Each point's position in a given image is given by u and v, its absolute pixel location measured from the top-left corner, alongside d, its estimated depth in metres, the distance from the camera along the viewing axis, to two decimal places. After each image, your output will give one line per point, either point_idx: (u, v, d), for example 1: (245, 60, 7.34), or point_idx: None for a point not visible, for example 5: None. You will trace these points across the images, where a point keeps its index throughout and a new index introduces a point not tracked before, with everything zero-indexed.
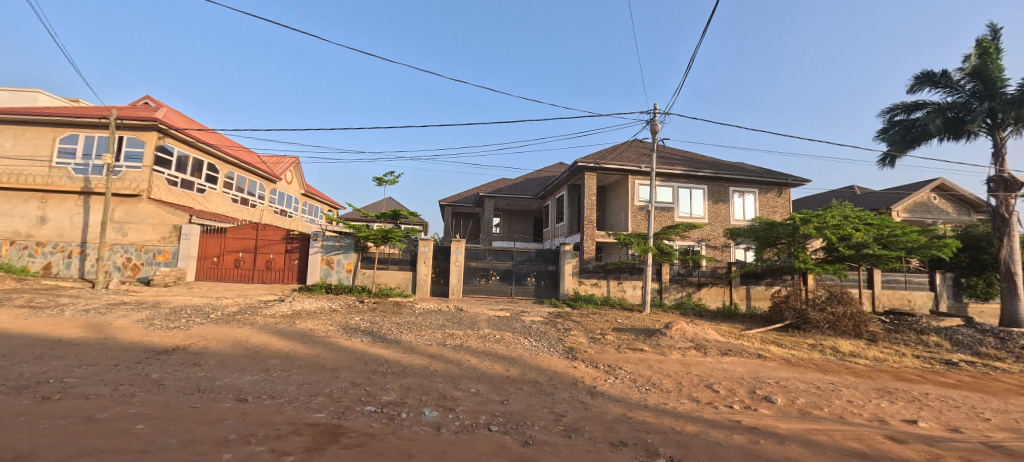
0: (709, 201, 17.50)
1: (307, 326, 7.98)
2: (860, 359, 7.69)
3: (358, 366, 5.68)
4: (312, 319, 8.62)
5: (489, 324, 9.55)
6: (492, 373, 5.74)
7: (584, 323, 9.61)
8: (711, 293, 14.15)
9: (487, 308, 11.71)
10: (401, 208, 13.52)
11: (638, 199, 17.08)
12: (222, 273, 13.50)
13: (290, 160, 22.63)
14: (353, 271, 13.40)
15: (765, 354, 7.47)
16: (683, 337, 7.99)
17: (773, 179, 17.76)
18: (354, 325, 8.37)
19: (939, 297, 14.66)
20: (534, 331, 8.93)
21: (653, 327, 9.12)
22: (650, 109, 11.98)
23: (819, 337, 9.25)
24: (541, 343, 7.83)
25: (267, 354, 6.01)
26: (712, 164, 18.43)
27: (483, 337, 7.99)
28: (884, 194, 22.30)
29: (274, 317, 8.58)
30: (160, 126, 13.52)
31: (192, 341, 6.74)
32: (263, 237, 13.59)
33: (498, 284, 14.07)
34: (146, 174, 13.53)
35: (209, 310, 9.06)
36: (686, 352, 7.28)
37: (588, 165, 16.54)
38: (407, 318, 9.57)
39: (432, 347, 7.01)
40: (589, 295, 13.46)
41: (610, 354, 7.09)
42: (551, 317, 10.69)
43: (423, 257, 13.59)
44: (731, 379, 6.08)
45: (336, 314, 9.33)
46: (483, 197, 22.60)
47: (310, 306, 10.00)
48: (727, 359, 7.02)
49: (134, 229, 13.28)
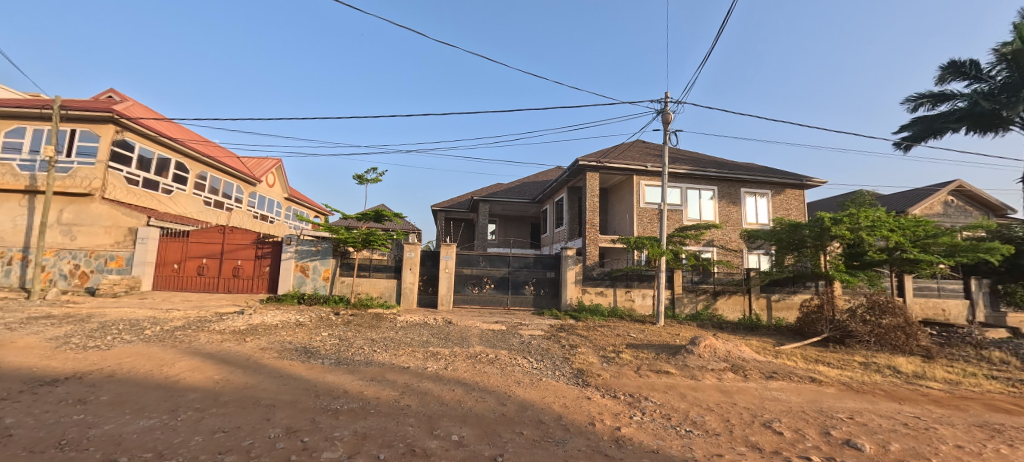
0: (719, 203, 16.30)
1: (258, 347, 6.52)
2: (931, 382, 6.37)
3: (305, 402, 4.27)
4: (268, 337, 7.17)
5: (481, 340, 8.14)
6: (482, 410, 4.35)
7: (592, 338, 8.23)
8: (729, 303, 12.85)
9: (481, 320, 10.34)
10: (384, 208, 12.03)
11: (644, 201, 15.85)
12: (184, 282, 12.06)
13: (272, 162, 21.29)
14: (330, 279, 11.97)
15: (818, 376, 6.12)
16: (715, 356, 6.64)
17: (787, 179, 16.62)
18: (318, 344, 6.94)
19: (975, 306, 13.46)
20: (534, 349, 7.54)
21: (674, 342, 7.75)
22: (662, 98, 10.79)
23: (867, 353, 7.95)
24: (544, 365, 6.45)
25: (185, 388, 4.55)
26: (721, 165, 17.26)
27: (473, 357, 6.61)
28: (899, 196, 21.22)
29: (223, 334, 7.13)
30: (118, 118, 12.18)
31: (99, 366, 5.26)
32: (231, 242, 12.18)
33: (493, 293, 12.70)
34: (100, 171, 12.11)
35: (148, 324, 7.59)
36: (723, 376, 5.91)
37: (590, 163, 15.30)
38: (385, 333, 8.14)
39: (408, 373, 5.61)
40: (594, 306, 12.07)
41: (630, 380, 5.71)
42: (553, 331, 9.30)
43: (409, 264, 12.20)
44: (792, 414, 4.71)
45: (301, 330, 7.91)
46: (478, 201, 21.29)
47: (271, 319, 8.53)
48: (775, 385, 5.66)
49: (84, 232, 11.84)
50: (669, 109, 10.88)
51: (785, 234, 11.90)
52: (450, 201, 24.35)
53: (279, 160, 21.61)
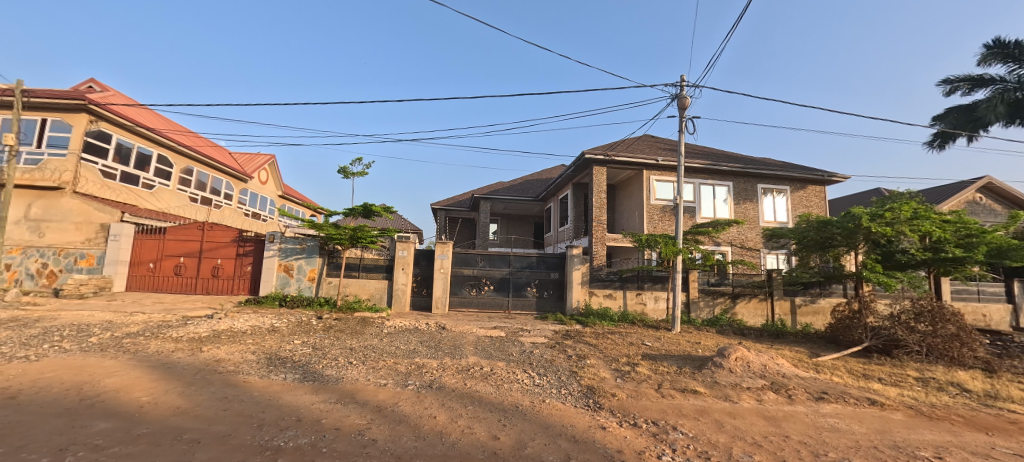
0: (735, 200, 15.27)
1: (214, 358, 5.60)
2: (1011, 404, 5.32)
3: (240, 438, 3.31)
4: (231, 344, 6.25)
5: (475, 349, 7.16)
6: (469, 447, 3.37)
7: (602, 348, 7.26)
8: (749, 308, 11.80)
9: (478, 325, 9.37)
10: (374, 203, 11.07)
11: (655, 198, 14.86)
12: (160, 282, 11.23)
13: (265, 158, 20.46)
14: (315, 280, 11.07)
15: (877, 398, 5.10)
16: (749, 371, 5.63)
17: (806, 175, 15.60)
18: (286, 354, 6.01)
19: (1019, 311, 12.32)
20: (536, 360, 6.55)
21: (697, 353, 6.75)
22: (678, 82, 9.84)
23: (919, 367, 6.92)
24: (547, 381, 5.46)
25: (94, 417, 3.60)
26: (736, 159, 16.26)
27: (465, 371, 5.64)
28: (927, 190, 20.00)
29: (179, 341, 6.22)
30: (90, 106, 11.38)
31: (8, 384, 4.34)
32: (210, 239, 11.32)
33: (493, 295, 11.73)
34: (72, 163, 11.30)
35: (99, 330, 6.70)
36: (763, 397, 4.91)
37: (597, 156, 14.31)
38: (367, 341, 7.18)
39: (385, 393, 4.67)
40: (603, 310, 11.07)
41: (652, 402, 4.71)
42: (557, 338, 8.30)
43: (402, 264, 11.26)
44: (863, 452, 3.69)
45: (272, 336, 6.98)
46: (479, 199, 20.31)
47: (242, 324, 7.59)
48: (829, 409, 4.67)
49: (53, 229, 11.02)
50: (685, 94, 9.91)
51: (814, 231, 10.82)
52: (450, 199, 23.45)
53: (273, 156, 20.78)
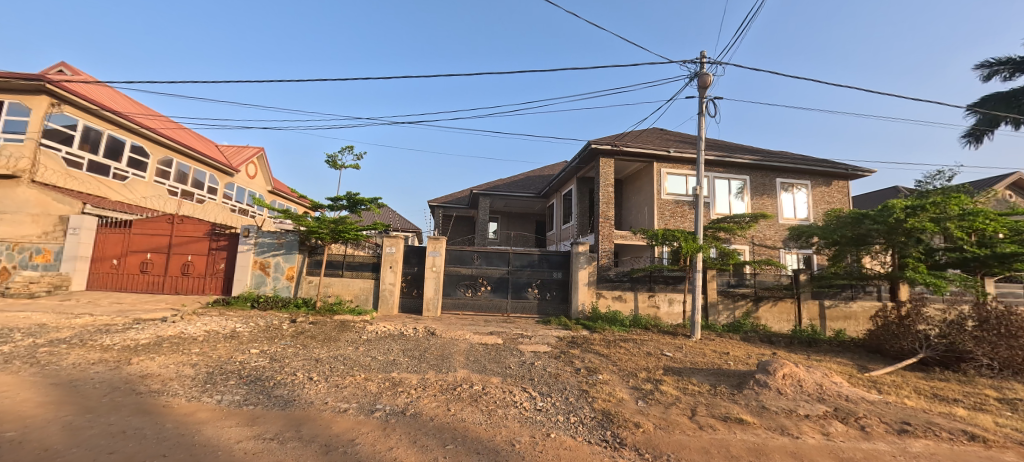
0: (753, 195, 14.18)
1: (140, 372, 4.53)
2: None
3: None
4: (171, 354, 5.18)
5: (467, 360, 6.09)
6: None
7: (615, 359, 6.19)
8: (773, 312, 10.69)
9: (472, 331, 8.29)
10: (359, 194, 10.01)
11: (666, 192, 13.78)
12: (124, 281, 10.22)
13: (252, 151, 19.47)
14: (294, 279, 10.03)
15: (974, 431, 4.00)
16: (802, 393, 4.55)
17: (829, 169, 14.48)
18: (235, 366, 4.93)
19: None
20: (537, 375, 5.47)
21: (731, 368, 5.67)
22: (699, 58, 8.75)
23: (994, 385, 5.82)
24: (553, 404, 4.38)
25: None
26: (752, 151, 15.20)
27: (451, 391, 4.54)
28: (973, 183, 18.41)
29: (108, 350, 5.15)
30: (50, 87, 10.41)
31: None
32: (180, 233, 10.31)
33: (490, 296, 10.67)
34: (30, 149, 10.31)
35: (19, 336, 5.63)
36: (829, 430, 3.84)
37: (604, 147, 13.21)
38: (340, 350, 6.11)
39: (342, 423, 3.58)
40: (612, 313, 9.97)
41: (690, 438, 3.61)
42: (562, 347, 7.21)
43: (390, 262, 10.22)
44: None
45: (226, 344, 5.89)
46: (477, 195, 19.26)
47: (197, 330, 6.54)
48: (919, 448, 3.58)
49: (6, 221, 9.99)
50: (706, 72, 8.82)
51: (849, 229, 9.61)
52: (448, 196, 22.39)
53: (261, 149, 19.81)
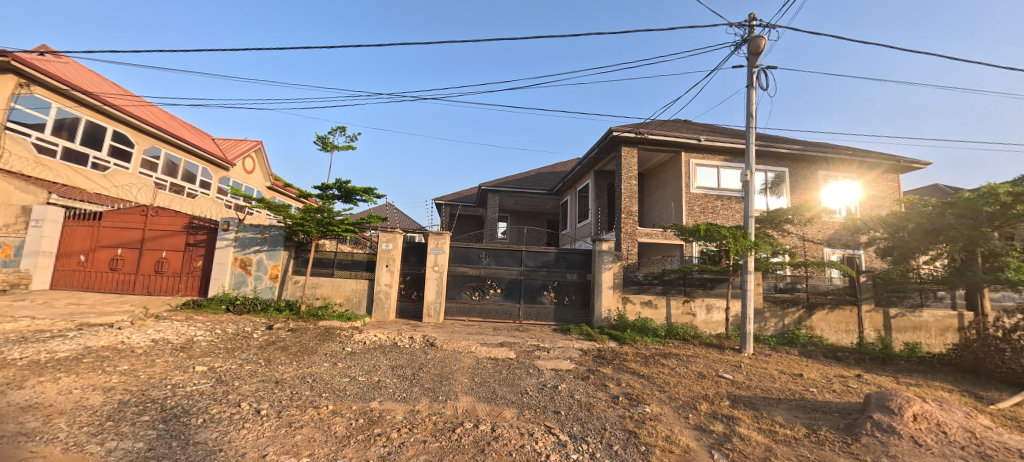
0: (793, 189, 12.70)
1: (26, 401, 3.31)
2: None
3: None
4: (86, 373, 3.97)
5: (472, 381, 4.80)
6: None
7: (662, 384, 4.84)
8: (829, 321, 9.20)
9: (480, 342, 6.98)
10: (353, 184, 8.83)
11: (695, 185, 12.35)
12: (92, 279, 9.17)
13: (250, 144, 18.52)
14: (278, 279, 8.86)
15: None
16: (950, 444, 3.18)
17: (879, 160, 12.94)
18: (163, 392, 3.70)
19: None
20: (563, 405, 4.16)
21: (820, 399, 4.28)
22: (750, 19, 7.37)
23: None
24: (592, 457, 3.05)
25: None
26: (792, 141, 13.68)
27: (447, 434, 3.24)
28: None
29: (6, 368, 3.96)
30: (14, 63, 9.49)
31: None
32: (153, 226, 9.22)
33: (500, 300, 9.39)
34: None
35: None
36: None
37: (626, 134, 11.82)
38: (313, 367, 4.88)
39: None
40: (641, 321, 8.61)
41: None
42: (589, 364, 5.90)
43: (386, 260, 8.98)
44: None
45: (168, 359, 4.67)
46: (486, 192, 18.05)
47: (144, 339, 5.35)
48: None
49: None
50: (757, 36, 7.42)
51: (925, 220, 8.03)
52: (455, 194, 21.19)
53: (259, 143, 18.84)
